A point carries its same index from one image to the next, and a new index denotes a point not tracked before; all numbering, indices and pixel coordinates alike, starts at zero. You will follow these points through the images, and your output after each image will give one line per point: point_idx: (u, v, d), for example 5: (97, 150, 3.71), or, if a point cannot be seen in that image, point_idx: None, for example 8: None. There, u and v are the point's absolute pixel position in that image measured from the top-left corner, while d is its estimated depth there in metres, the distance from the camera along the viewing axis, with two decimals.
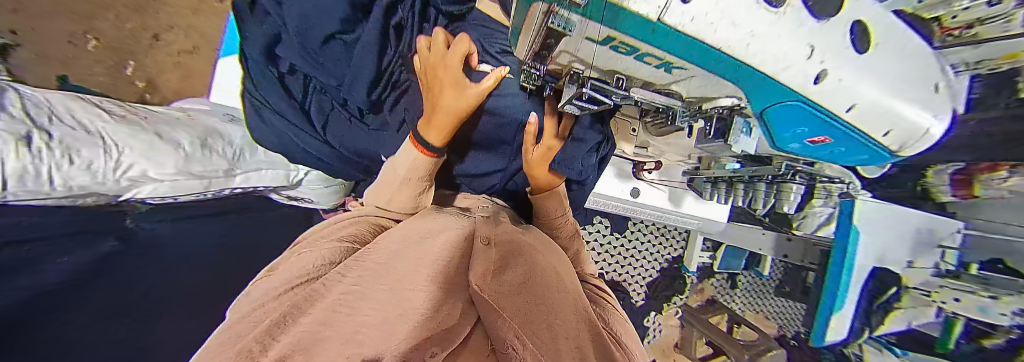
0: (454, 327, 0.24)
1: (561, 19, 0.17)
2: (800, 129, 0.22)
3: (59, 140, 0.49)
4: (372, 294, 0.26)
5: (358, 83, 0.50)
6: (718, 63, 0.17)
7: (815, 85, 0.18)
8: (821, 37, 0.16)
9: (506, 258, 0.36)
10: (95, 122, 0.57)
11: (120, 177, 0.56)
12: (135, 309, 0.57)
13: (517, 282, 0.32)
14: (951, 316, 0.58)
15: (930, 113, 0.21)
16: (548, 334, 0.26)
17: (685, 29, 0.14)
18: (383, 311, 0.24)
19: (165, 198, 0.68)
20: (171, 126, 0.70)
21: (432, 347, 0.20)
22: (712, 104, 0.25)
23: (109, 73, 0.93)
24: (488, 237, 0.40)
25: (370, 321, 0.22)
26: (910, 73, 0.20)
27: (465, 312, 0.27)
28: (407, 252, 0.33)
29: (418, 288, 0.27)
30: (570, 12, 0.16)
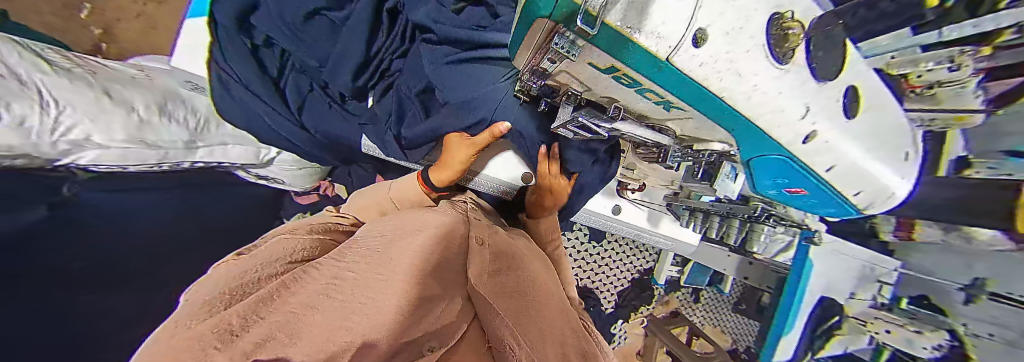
0: (451, 325, 0.26)
1: (566, 43, 0.16)
2: (780, 181, 0.23)
3: None
4: (367, 283, 0.24)
5: (343, 66, 0.47)
6: (715, 109, 0.17)
7: (802, 143, 0.19)
8: (817, 100, 0.17)
9: (497, 262, 0.37)
10: (29, 72, 0.49)
11: (57, 140, 0.50)
12: (74, 284, 0.52)
13: (509, 286, 0.34)
14: (881, 344, 0.64)
15: (897, 177, 0.23)
16: (538, 335, 0.28)
17: (690, 72, 0.15)
18: (378, 300, 0.22)
19: (111, 167, 0.62)
20: (124, 86, 0.62)
21: (429, 342, 0.22)
22: (705, 146, 0.25)
23: (58, 14, 0.82)
24: (482, 237, 0.42)
25: (363, 310, 0.21)
26: (886, 137, 0.21)
27: (464, 311, 0.29)
28: (396, 241, 0.32)
29: (403, 274, 0.26)
30: (575, 38, 0.16)
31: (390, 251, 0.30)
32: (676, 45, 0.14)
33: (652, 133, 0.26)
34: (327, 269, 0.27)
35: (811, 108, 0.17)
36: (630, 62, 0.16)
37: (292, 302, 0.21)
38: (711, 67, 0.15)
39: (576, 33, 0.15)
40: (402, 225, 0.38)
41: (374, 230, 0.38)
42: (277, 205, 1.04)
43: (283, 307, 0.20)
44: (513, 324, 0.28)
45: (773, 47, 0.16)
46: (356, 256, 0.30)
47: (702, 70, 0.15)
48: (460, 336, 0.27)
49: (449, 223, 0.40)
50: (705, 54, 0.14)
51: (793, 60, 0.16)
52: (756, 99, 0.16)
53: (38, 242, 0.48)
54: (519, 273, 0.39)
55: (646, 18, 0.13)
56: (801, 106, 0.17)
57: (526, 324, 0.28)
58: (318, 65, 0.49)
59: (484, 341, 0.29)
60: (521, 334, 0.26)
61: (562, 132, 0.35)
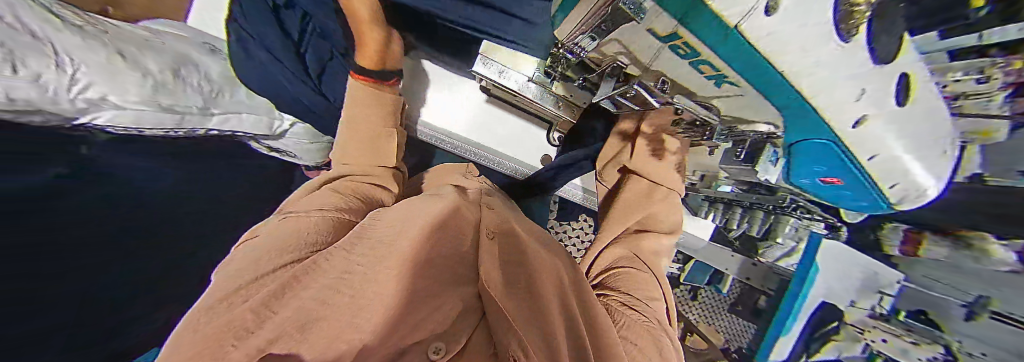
0: (457, 327, 0.25)
1: (632, 6, 0.17)
2: (817, 168, 0.23)
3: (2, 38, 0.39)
4: (369, 280, 0.24)
5: None
6: (772, 84, 0.17)
7: (850, 127, 0.18)
8: (874, 81, 0.16)
9: (505, 254, 0.37)
10: (42, 27, 0.47)
11: (75, 98, 0.49)
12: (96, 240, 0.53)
13: (521, 285, 0.34)
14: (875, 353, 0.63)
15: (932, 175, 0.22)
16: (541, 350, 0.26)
17: (757, 41, 0.14)
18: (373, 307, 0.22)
19: (128, 130, 0.61)
20: (138, 49, 0.61)
21: (434, 344, 0.22)
22: (749, 127, 0.25)
23: None
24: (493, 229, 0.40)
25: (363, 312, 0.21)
26: (928, 139, 0.21)
27: (473, 311, 0.28)
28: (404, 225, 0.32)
29: (403, 275, 0.25)
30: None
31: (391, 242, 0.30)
32: (751, 10, 0.13)
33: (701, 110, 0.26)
34: (336, 261, 0.28)
35: (867, 91, 0.17)
36: (692, 29, 0.16)
37: (300, 295, 0.24)
38: (776, 37, 0.14)
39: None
40: (404, 214, 0.36)
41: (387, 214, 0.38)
42: (283, 179, 1.05)
43: (293, 301, 0.23)
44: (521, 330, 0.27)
45: (839, 23, 0.14)
46: (364, 248, 0.30)
47: (767, 39, 0.14)
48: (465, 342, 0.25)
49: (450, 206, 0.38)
50: (776, 23, 0.14)
51: (855, 36, 0.15)
52: (821, 75, 0.16)
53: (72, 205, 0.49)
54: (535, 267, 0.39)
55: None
56: (856, 89, 0.17)
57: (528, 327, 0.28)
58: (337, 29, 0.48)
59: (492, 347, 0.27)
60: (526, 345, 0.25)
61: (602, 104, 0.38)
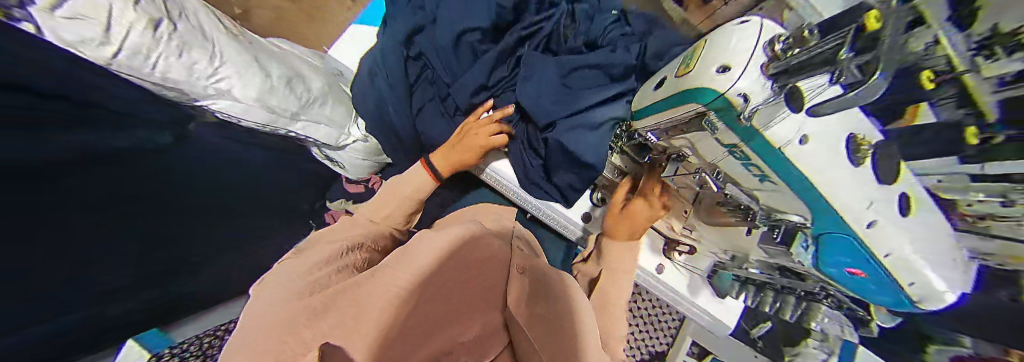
0: (481, 345, 0.39)
1: (709, 123, 0.29)
2: (844, 259, 0.27)
3: (179, 35, 0.58)
4: (372, 301, 0.34)
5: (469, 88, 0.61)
6: (800, 185, 0.25)
7: (866, 227, 0.24)
8: (881, 197, 0.23)
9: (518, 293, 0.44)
10: (213, 35, 0.67)
11: (208, 85, 0.64)
12: (153, 201, 0.58)
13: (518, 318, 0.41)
14: None
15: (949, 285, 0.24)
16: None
17: (796, 159, 0.23)
18: (367, 321, 0.33)
19: (231, 117, 0.73)
20: (269, 59, 0.78)
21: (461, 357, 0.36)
22: (780, 215, 0.31)
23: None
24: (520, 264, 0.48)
25: (364, 331, 0.32)
26: (925, 251, 0.24)
27: (495, 335, 0.42)
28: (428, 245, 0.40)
29: (396, 299, 0.35)
30: (717, 121, 0.28)
31: (418, 258, 0.38)
32: (789, 141, 0.24)
33: (744, 197, 0.33)
34: (387, 270, 0.38)
35: (875, 203, 0.23)
36: (748, 141, 0.26)
37: (338, 306, 0.35)
38: (800, 152, 0.23)
39: (722, 119, 0.27)
40: (422, 237, 0.43)
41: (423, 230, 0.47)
42: (324, 184, 1.12)
43: (338, 308, 0.35)
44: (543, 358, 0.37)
45: (850, 151, 0.23)
46: (400, 260, 0.40)
47: (802, 158, 0.23)
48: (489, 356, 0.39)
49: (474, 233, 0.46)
50: (811, 148, 0.23)
51: (863, 161, 0.23)
52: (834, 184, 0.23)
53: (142, 166, 0.56)
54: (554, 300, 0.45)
55: (767, 129, 0.24)
56: (866, 200, 0.23)
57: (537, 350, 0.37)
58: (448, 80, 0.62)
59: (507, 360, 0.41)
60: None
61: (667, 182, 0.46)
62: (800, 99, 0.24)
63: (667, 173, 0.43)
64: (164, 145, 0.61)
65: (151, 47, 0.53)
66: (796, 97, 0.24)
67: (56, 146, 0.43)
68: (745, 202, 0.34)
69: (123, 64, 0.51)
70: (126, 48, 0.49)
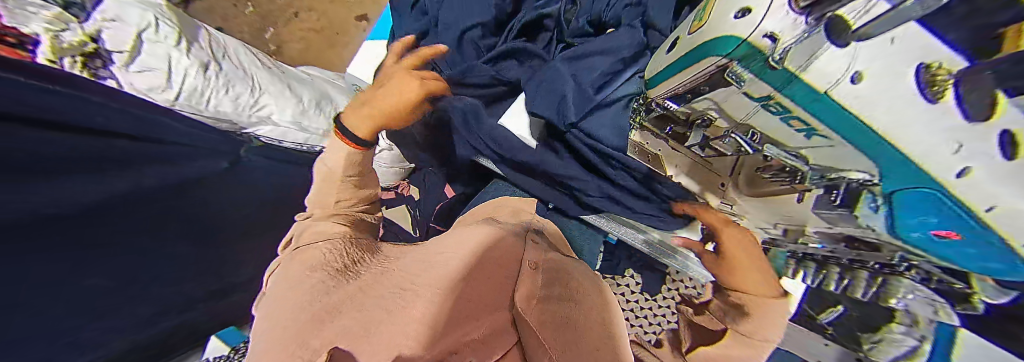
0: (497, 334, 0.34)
1: (733, 76, 0.26)
2: (926, 218, 0.22)
3: (223, 73, 0.72)
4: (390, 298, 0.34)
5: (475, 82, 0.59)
6: (862, 138, 0.21)
7: (954, 178, 0.19)
8: (969, 137, 0.17)
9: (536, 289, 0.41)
10: (253, 68, 0.80)
11: (252, 114, 0.75)
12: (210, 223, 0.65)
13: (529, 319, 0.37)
14: None
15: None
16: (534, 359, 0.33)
17: (848, 104, 0.20)
18: (399, 320, 0.31)
19: (273, 140, 0.83)
20: (299, 84, 0.86)
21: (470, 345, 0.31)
22: (838, 176, 0.26)
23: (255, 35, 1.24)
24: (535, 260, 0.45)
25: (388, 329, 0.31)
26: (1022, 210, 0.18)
27: (505, 332, 0.34)
28: (447, 256, 0.40)
29: (428, 292, 0.34)
30: (744, 73, 0.25)
31: (439, 270, 0.38)
32: (837, 81, 0.20)
33: (792, 160, 0.28)
34: (393, 277, 0.38)
35: (963, 146, 0.17)
36: (781, 88, 0.23)
37: (347, 315, 0.33)
38: (851, 95, 0.19)
39: (748, 68, 0.25)
40: (459, 237, 0.45)
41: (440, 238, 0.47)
42: None
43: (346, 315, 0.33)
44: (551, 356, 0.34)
45: (923, 86, 0.17)
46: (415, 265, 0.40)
47: (853, 101, 0.19)
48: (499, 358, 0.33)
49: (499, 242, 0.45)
50: (863, 88, 0.19)
51: (943, 97, 0.16)
52: (909, 132, 0.18)
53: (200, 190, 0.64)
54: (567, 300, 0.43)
55: (812, 65, 0.20)
56: (948, 140, 0.18)
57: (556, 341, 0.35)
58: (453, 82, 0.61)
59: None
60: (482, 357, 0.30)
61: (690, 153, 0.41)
62: (848, 29, 0.19)
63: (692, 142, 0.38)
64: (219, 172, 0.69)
65: (202, 87, 0.67)
66: (839, 27, 0.19)
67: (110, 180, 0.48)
68: (790, 165, 0.29)
69: (187, 103, 0.66)
70: (185, 90, 0.65)
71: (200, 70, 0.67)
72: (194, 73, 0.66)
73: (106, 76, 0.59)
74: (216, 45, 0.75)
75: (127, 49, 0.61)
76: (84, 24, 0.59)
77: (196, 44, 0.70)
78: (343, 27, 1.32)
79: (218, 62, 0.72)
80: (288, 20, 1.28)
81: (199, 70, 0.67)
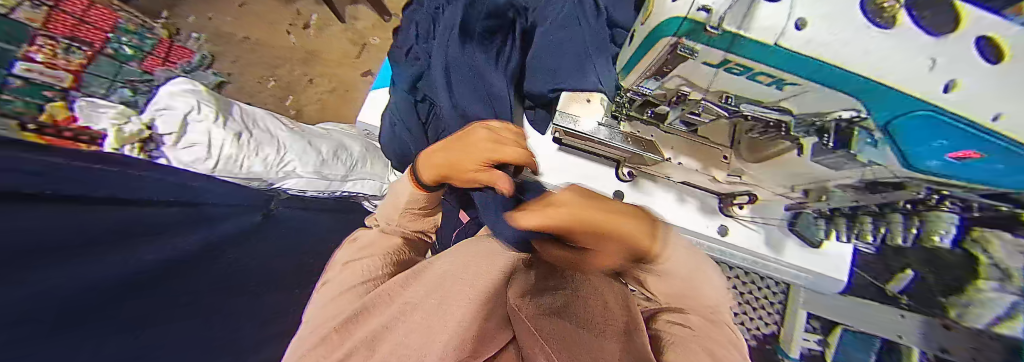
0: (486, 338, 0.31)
1: (687, 51, 0.26)
2: (939, 142, 0.22)
3: (252, 139, 0.80)
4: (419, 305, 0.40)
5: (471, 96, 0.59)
6: (840, 78, 0.22)
7: (946, 94, 0.19)
8: (944, 48, 0.18)
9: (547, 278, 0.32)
10: (276, 131, 0.88)
11: (278, 170, 0.82)
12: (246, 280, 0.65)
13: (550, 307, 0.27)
14: None
15: None
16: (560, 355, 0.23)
17: (800, 49, 0.21)
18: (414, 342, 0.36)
19: (298, 191, 0.89)
20: (318, 138, 0.94)
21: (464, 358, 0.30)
22: (828, 119, 0.28)
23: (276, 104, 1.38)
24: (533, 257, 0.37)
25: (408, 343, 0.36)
26: None
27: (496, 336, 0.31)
28: (452, 279, 0.41)
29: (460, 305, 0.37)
30: (697, 45, 0.25)
31: (450, 298, 0.38)
32: (782, 32, 0.20)
33: (773, 113, 0.30)
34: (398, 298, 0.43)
35: (939, 61, 0.19)
36: (738, 50, 0.23)
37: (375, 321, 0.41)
38: (811, 42, 0.20)
39: (697, 41, 0.25)
40: (467, 257, 0.44)
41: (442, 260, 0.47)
42: None
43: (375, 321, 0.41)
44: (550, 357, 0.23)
45: (872, 18, 0.19)
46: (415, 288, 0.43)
47: (809, 46, 0.20)
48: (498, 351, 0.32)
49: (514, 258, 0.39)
50: (807, 34, 0.20)
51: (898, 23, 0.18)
52: (880, 61, 0.20)
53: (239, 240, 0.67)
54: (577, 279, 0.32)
55: (751, 23, 0.21)
56: (925, 61, 0.19)
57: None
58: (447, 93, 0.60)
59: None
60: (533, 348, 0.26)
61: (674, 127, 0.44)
62: None
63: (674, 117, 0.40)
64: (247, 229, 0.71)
65: (236, 154, 0.76)
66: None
67: (156, 241, 0.49)
68: (778, 117, 0.31)
69: (221, 169, 0.74)
70: (220, 158, 0.73)
71: (235, 140, 0.76)
72: (231, 144, 0.75)
73: (157, 156, 0.69)
74: (245, 115, 0.85)
75: (175, 130, 0.71)
76: (142, 117, 0.71)
77: (229, 118, 0.79)
78: (351, 84, 1.47)
79: (249, 130, 0.81)
80: (305, 87, 1.43)
81: (234, 141, 0.76)
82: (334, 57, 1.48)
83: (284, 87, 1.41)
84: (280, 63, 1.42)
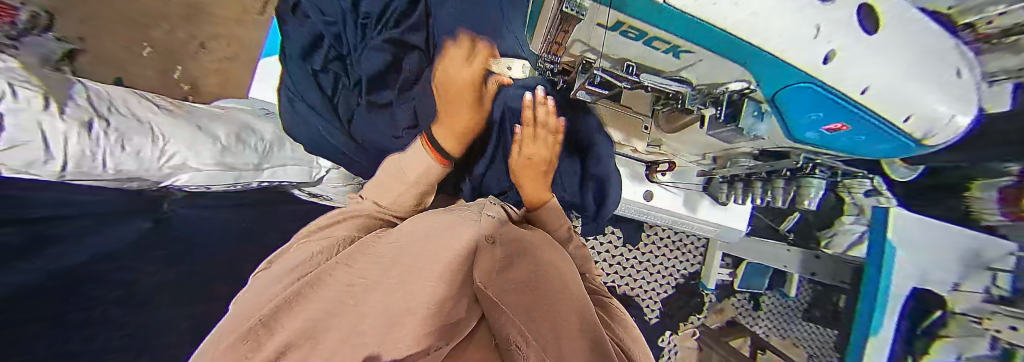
0: (463, 321, 0.27)
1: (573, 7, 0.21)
2: (816, 115, 0.22)
3: (114, 128, 0.58)
4: (377, 285, 0.31)
5: (376, 61, 0.50)
6: (713, 41, 0.20)
7: (824, 65, 0.18)
8: (829, 16, 0.17)
9: (508, 256, 0.35)
10: (147, 115, 0.66)
11: (163, 165, 0.63)
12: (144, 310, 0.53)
13: (516, 283, 0.31)
14: (1008, 347, 0.57)
15: (950, 102, 0.21)
16: (550, 332, 0.25)
17: (688, 10, 0.16)
18: (384, 304, 0.28)
19: (198, 187, 0.72)
20: (212, 121, 0.76)
21: (436, 341, 0.22)
22: (722, 89, 0.30)
23: (159, 76, 1.01)
24: (493, 235, 0.39)
25: (373, 312, 0.27)
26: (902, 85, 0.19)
27: (463, 304, 0.29)
28: (413, 247, 0.35)
29: (424, 283, 0.29)
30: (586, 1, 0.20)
31: (413, 277, 0.30)
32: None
33: (673, 84, 0.30)
34: (340, 275, 0.33)
35: (823, 27, 0.17)
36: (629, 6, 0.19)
37: (309, 308, 0.28)
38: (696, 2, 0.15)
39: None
40: (423, 225, 0.41)
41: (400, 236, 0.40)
42: None
43: (301, 315, 0.27)
44: (518, 321, 0.26)
45: None
46: (366, 262, 0.35)
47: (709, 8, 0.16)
48: (466, 339, 0.28)
49: (474, 235, 0.38)
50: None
51: None
52: (767, 25, 0.17)
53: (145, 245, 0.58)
54: (527, 258, 0.36)
55: None
56: (811, 26, 0.17)
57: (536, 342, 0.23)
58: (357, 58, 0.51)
59: (492, 340, 0.29)
60: (530, 327, 0.25)
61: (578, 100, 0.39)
62: None
63: (578, 87, 0.33)
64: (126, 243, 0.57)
65: (94, 149, 0.52)
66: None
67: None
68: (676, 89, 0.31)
69: (76, 172, 0.51)
70: (71, 156, 0.49)
71: (83, 132, 0.52)
72: (78, 136, 0.51)
73: None
74: (94, 96, 0.60)
75: None
76: None
77: (67, 103, 0.53)
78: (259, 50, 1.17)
79: (105, 118, 0.57)
80: (194, 54, 1.08)
81: (83, 133, 0.51)
82: (229, 15, 1.14)
83: (164, 54, 1.03)
84: (149, 22, 1.02)
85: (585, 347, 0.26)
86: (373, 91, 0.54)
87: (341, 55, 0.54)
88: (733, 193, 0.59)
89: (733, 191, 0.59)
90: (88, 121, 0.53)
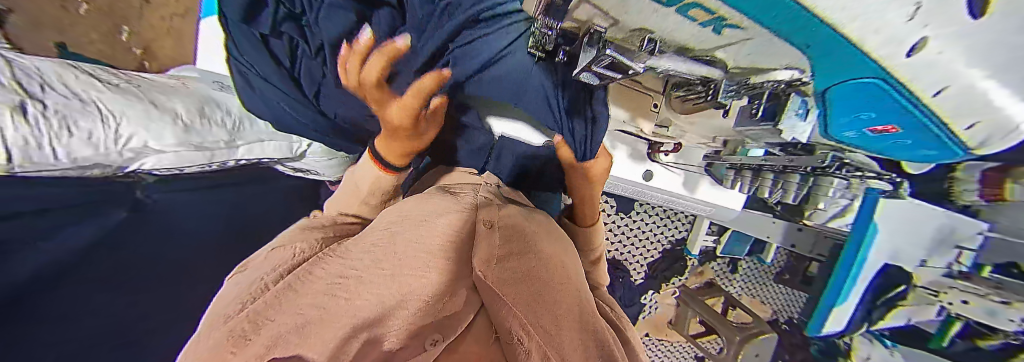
0: (459, 314, 0.26)
1: None
2: (870, 113, 0.26)
3: (54, 109, 0.48)
4: (373, 278, 0.25)
5: (332, 25, 0.42)
6: (789, 23, 0.17)
7: (905, 59, 0.19)
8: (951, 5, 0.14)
9: (511, 243, 0.33)
10: (87, 91, 0.55)
11: (122, 148, 0.55)
12: None
13: (521, 269, 0.30)
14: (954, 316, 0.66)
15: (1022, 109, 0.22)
16: (551, 323, 0.27)
17: None
18: (382, 295, 0.23)
19: (171, 170, 0.66)
20: (165, 94, 0.67)
21: (432, 335, 0.23)
22: (766, 76, 0.28)
23: None
24: (491, 220, 0.36)
25: (368, 306, 0.22)
26: (972, 93, 0.21)
27: (458, 294, 0.27)
28: (405, 234, 0.30)
29: (424, 273, 0.25)
30: None
31: (408, 264, 0.26)
32: None
33: (703, 67, 0.28)
34: (332, 267, 0.28)
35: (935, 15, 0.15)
36: None
37: (301, 302, 0.23)
38: None
39: None
40: (410, 212, 0.36)
41: (382, 223, 0.36)
42: (314, 196, 1.09)
43: (293, 306, 0.22)
44: (522, 317, 0.25)
45: None
46: (359, 252, 0.30)
47: None
48: (463, 331, 0.26)
49: (466, 223, 0.34)
50: None
51: None
52: (863, 14, 0.15)
53: (118, 239, 0.54)
54: (532, 250, 0.34)
55: None
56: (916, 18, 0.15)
57: (535, 334, 0.25)
58: (313, 22, 0.43)
59: (493, 330, 0.28)
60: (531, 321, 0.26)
61: (583, 79, 0.35)
62: None
63: (583, 66, 0.29)
64: (102, 238, 0.52)
65: (37, 136, 0.44)
66: None
67: None
68: (704, 71, 0.29)
69: (25, 163, 0.43)
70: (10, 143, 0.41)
71: (17, 117, 0.42)
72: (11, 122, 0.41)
73: None
74: (22, 70, 0.48)
75: None
76: None
77: None
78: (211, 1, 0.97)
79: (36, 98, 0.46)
80: (138, 9, 0.90)
81: (17, 118, 0.42)
82: None
83: None
84: None
85: (584, 340, 0.28)
86: (342, 60, 0.46)
87: (294, 15, 0.44)
88: (738, 180, 0.64)
89: (739, 177, 0.63)
90: (20, 103, 0.43)
